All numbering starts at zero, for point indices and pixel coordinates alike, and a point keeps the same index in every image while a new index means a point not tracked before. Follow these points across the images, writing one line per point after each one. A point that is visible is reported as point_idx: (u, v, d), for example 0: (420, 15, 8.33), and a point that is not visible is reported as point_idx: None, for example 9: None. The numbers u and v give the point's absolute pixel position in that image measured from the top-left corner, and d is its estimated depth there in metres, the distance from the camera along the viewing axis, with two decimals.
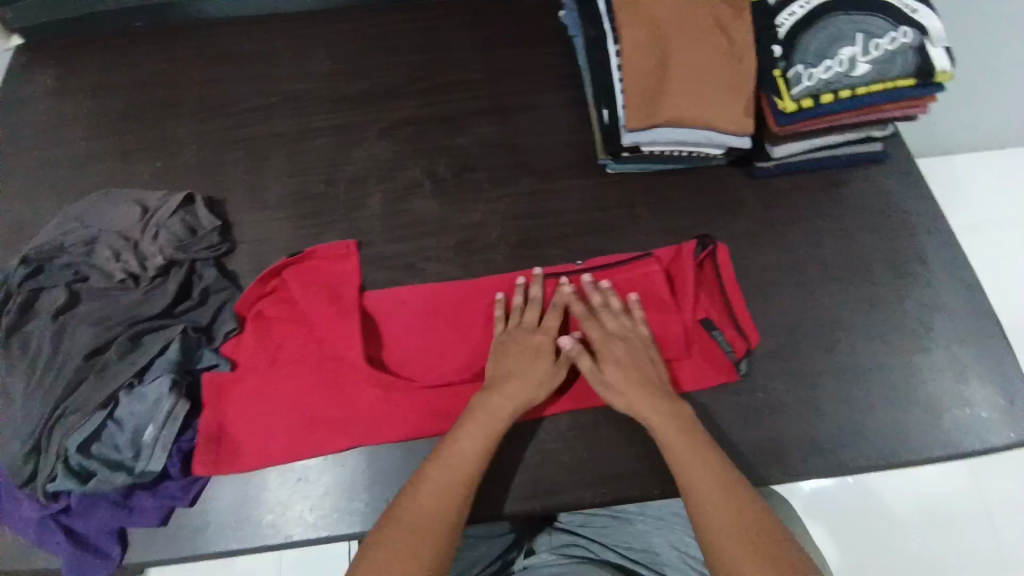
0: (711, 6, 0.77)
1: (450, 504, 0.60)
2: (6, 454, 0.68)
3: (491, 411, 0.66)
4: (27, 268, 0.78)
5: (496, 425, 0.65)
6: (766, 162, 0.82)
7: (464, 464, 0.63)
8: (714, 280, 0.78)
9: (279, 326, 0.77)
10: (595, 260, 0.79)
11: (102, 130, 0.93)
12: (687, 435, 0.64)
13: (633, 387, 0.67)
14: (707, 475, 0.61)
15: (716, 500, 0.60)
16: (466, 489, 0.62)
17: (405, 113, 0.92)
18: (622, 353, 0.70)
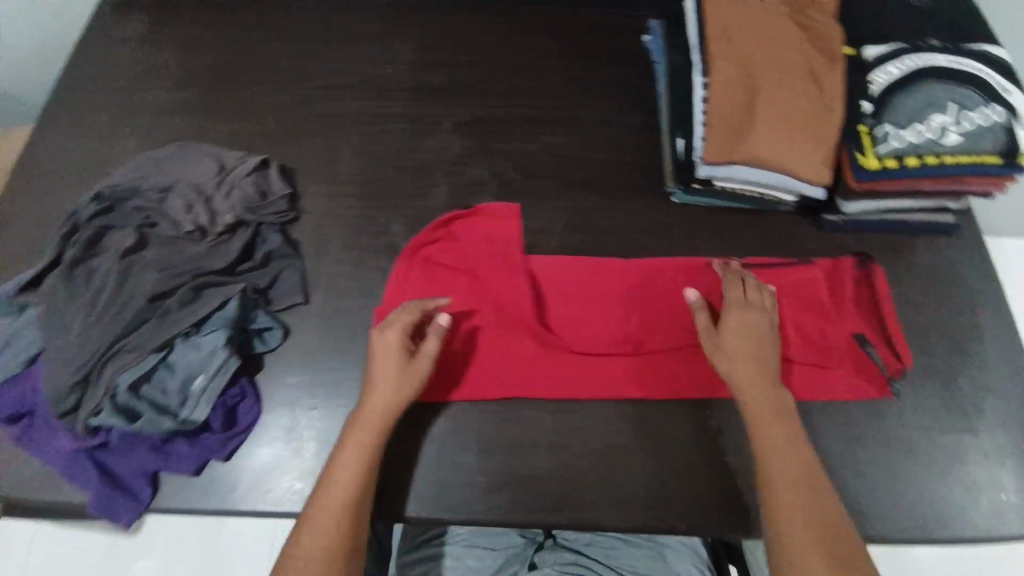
0: (806, 55, 0.79)
1: (347, 519, 0.63)
2: (53, 383, 0.68)
3: (375, 415, 0.68)
4: (99, 205, 0.79)
5: (375, 431, 0.68)
6: (835, 216, 0.83)
7: (344, 482, 0.65)
8: (868, 298, 0.80)
9: (447, 273, 0.81)
10: (756, 257, 0.82)
11: (188, 85, 0.96)
12: (783, 424, 0.67)
13: (744, 369, 0.70)
14: (791, 470, 0.64)
15: (798, 494, 0.62)
16: (358, 502, 0.64)
17: (481, 112, 0.94)
18: (744, 337, 0.72)
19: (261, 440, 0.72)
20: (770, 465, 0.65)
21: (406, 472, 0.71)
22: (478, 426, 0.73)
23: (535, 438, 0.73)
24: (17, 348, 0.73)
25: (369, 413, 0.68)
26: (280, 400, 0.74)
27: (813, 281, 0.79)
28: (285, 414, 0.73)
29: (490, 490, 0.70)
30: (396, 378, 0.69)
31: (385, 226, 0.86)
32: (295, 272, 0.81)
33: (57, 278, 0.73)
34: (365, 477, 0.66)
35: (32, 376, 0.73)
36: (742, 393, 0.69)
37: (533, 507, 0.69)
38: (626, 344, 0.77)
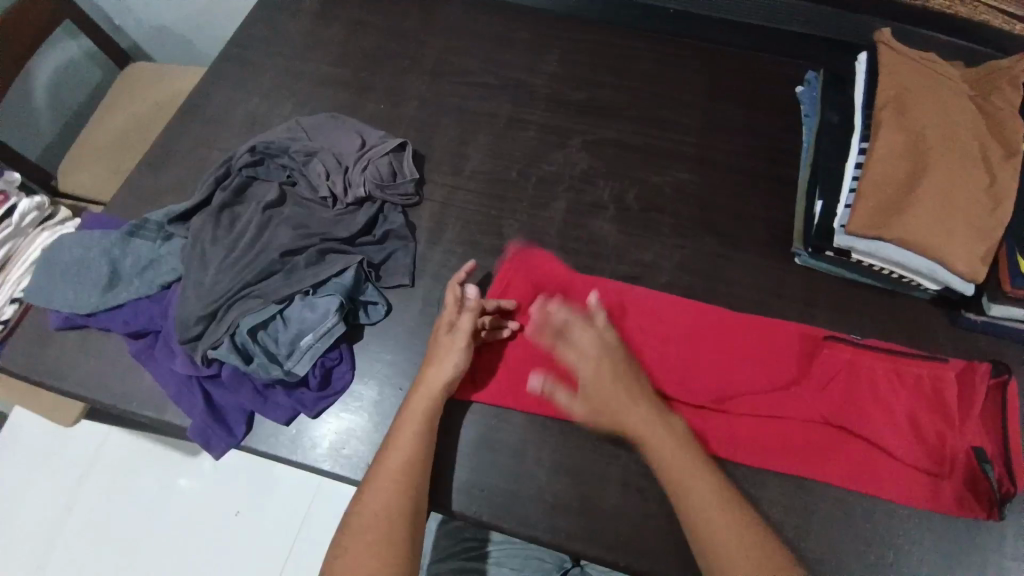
0: (983, 142, 0.74)
1: (403, 491, 0.64)
2: (185, 311, 0.75)
3: (426, 394, 0.70)
4: (252, 156, 0.86)
5: (427, 409, 0.69)
6: (977, 313, 0.76)
7: (397, 456, 0.66)
8: (991, 408, 0.71)
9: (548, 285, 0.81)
10: (876, 341, 0.76)
11: (346, 61, 1.02)
12: (682, 447, 0.66)
13: (625, 401, 0.69)
14: (703, 491, 0.63)
15: (716, 516, 0.61)
16: (413, 476, 0.66)
17: (614, 135, 0.94)
18: (603, 375, 0.70)
19: (348, 406, 0.75)
20: (677, 488, 0.64)
21: (477, 471, 0.72)
22: (555, 444, 0.73)
23: (609, 471, 0.71)
24: (158, 271, 0.81)
25: (424, 391, 0.70)
26: (372, 373, 0.77)
27: (923, 379, 0.73)
28: (374, 386, 0.76)
29: (556, 513, 0.69)
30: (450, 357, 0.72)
31: (499, 226, 0.87)
32: (406, 255, 0.84)
33: (207, 217, 0.81)
34: (420, 454, 0.67)
35: (165, 299, 0.80)
36: (636, 432, 0.67)
37: (595, 540, 0.68)
38: (717, 397, 0.73)
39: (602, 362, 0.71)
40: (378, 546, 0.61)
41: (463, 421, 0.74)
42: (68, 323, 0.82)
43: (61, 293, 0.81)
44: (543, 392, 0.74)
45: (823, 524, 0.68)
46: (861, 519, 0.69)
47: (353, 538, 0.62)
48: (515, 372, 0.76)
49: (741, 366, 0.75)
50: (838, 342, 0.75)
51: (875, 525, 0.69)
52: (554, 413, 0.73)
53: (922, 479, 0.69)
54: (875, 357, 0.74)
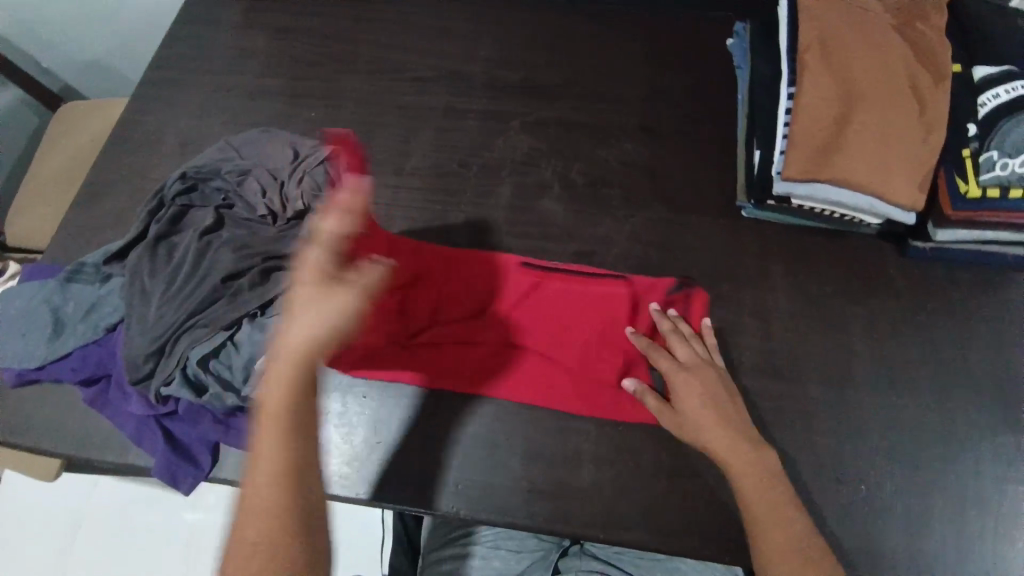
0: (911, 68, 0.73)
1: (288, 467, 0.56)
2: (132, 350, 0.73)
3: (281, 369, 0.58)
4: (183, 184, 0.83)
5: (286, 374, 0.57)
6: (924, 243, 0.77)
7: (275, 439, 0.57)
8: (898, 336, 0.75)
9: (494, 271, 0.80)
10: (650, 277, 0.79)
11: (275, 71, 0.99)
12: (751, 455, 0.65)
13: (710, 405, 0.68)
14: (761, 495, 0.63)
15: (774, 521, 0.61)
16: (290, 450, 0.57)
17: (553, 113, 0.93)
18: (693, 387, 0.69)
19: None
20: (744, 493, 0.63)
21: (450, 470, 0.71)
22: (525, 429, 0.72)
23: (582, 449, 0.71)
24: (102, 313, 0.79)
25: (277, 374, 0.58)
26: (334, 386, 0.76)
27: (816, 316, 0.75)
28: (338, 399, 0.75)
29: (531, 497, 0.69)
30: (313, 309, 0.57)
31: (448, 221, 0.86)
32: None
33: (142, 251, 0.78)
34: (284, 428, 0.57)
35: (112, 340, 0.78)
36: (708, 437, 0.67)
37: (574, 519, 0.68)
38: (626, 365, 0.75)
39: (703, 374, 0.70)
40: (270, 552, 0.52)
41: (432, 420, 0.73)
42: (18, 379, 0.79)
43: (5, 350, 0.78)
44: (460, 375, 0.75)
45: (798, 470, 0.69)
46: (832, 459, 0.70)
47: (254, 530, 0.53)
48: (436, 358, 0.77)
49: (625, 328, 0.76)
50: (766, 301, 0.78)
51: (847, 465, 0.69)
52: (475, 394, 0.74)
53: (882, 413, 0.71)
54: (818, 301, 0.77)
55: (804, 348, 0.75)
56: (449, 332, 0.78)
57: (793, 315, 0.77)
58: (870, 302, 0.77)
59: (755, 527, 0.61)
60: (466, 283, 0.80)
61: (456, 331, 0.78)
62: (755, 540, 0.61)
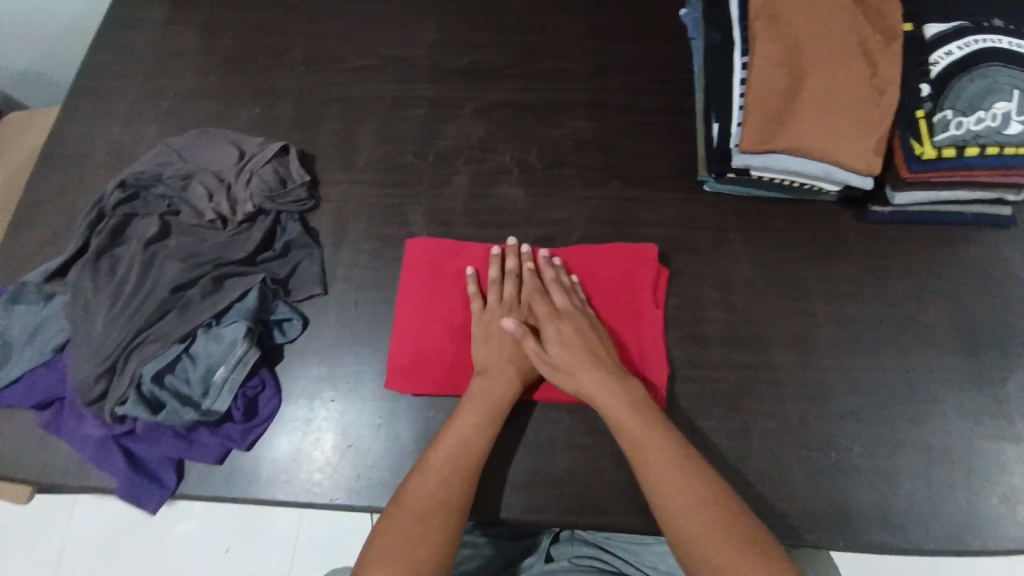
0: (862, 30, 0.72)
1: (458, 475, 0.63)
2: (81, 371, 0.70)
3: (488, 397, 0.68)
4: (123, 193, 0.79)
5: (485, 411, 0.67)
6: (882, 207, 0.77)
7: (467, 445, 0.65)
8: (859, 301, 0.76)
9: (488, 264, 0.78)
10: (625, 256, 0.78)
11: (210, 69, 0.95)
12: (661, 446, 0.62)
13: (595, 384, 0.67)
14: (682, 490, 0.59)
15: (663, 472, 0.60)
16: (470, 465, 0.64)
17: (505, 95, 0.90)
18: (563, 331, 0.71)
19: (281, 431, 0.72)
20: (651, 474, 0.61)
21: None
22: (494, 423, 0.71)
23: (554, 437, 0.71)
24: (46, 336, 0.75)
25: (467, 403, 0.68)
26: (298, 392, 0.74)
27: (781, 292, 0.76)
28: (304, 406, 0.73)
29: (505, 489, 0.69)
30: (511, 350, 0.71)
31: (405, 214, 0.84)
32: (313, 263, 0.80)
33: (83, 267, 0.74)
34: (478, 445, 0.65)
35: (62, 363, 0.75)
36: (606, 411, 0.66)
37: (551, 507, 0.68)
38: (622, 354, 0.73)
39: (573, 319, 0.72)
40: (429, 534, 0.59)
41: (401, 419, 0.72)
42: None
43: None
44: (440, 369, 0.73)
45: (768, 440, 0.70)
46: (800, 427, 0.70)
47: (403, 519, 0.60)
48: (425, 354, 0.74)
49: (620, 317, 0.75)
50: (728, 275, 0.77)
51: (816, 431, 0.70)
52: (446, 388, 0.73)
53: (848, 377, 0.72)
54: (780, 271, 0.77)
55: (768, 319, 0.75)
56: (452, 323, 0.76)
57: (757, 286, 0.77)
58: (832, 268, 0.77)
59: (654, 481, 0.60)
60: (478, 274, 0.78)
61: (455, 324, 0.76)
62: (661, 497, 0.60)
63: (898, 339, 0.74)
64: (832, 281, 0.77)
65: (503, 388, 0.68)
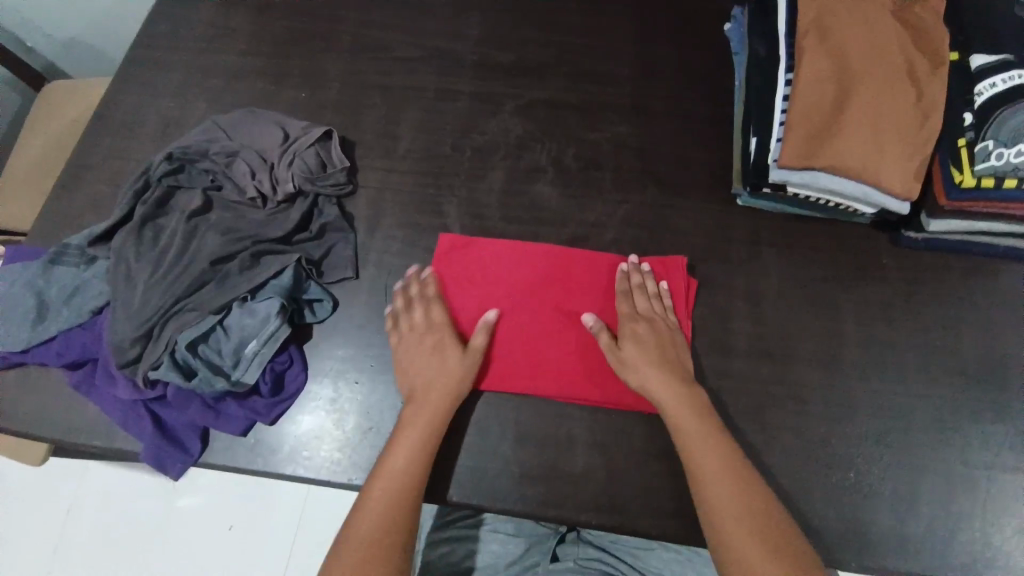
0: (908, 56, 0.73)
1: (397, 507, 0.64)
2: (118, 334, 0.72)
3: (417, 423, 0.68)
4: (169, 164, 0.81)
5: (419, 437, 0.67)
6: (915, 233, 0.77)
7: (404, 476, 0.65)
8: (887, 325, 0.76)
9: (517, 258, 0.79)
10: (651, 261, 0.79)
11: (260, 50, 0.97)
12: (717, 449, 0.65)
13: (658, 383, 0.68)
14: (731, 494, 0.62)
15: (718, 483, 0.62)
16: (411, 494, 0.65)
17: (546, 96, 0.91)
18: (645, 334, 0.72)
19: (306, 408, 0.74)
20: (704, 480, 0.63)
21: (443, 455, 0.71)
22: (516, 416, 0.72)
23: (574, 434, 0.71)
24: (85, 297, 0.77)
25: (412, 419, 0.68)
26: (325, 371, 0.75)
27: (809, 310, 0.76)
28: (329, 385, 0.75)
29: (523, 481, 0.70)
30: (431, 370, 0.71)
31: (440, 205, 0.85)
32: (347, 246, 0.81)
33: (127, 233, 0.77)
34: (416, 473, 0.65)
35: (98, 325, 0.77)
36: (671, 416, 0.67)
37: (567, 503, 0.69)
38: None
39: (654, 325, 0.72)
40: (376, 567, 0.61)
41: None
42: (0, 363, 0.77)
43: None
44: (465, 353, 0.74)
45: (788, 455, 0.70)
46: (821, 445, 0.70)
47: (350, 553, 0.62)
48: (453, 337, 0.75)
49: None
50: (757, 289, 0.78)
51: (837, 450, 0.70)
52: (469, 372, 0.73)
53: (871, 399, 0.72)
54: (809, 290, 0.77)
55: (795, 335, 0.75)
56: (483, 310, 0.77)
57: (786, 302, 0.77)
58: (862, 289, 0.78)
59: (705, 488, 0.63)
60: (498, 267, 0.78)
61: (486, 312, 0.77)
62: (707, 504, 0.62)
63: (924, 364, 0.74)
64: (861, 302, 0.77)
65: (430, 416, 0.68)
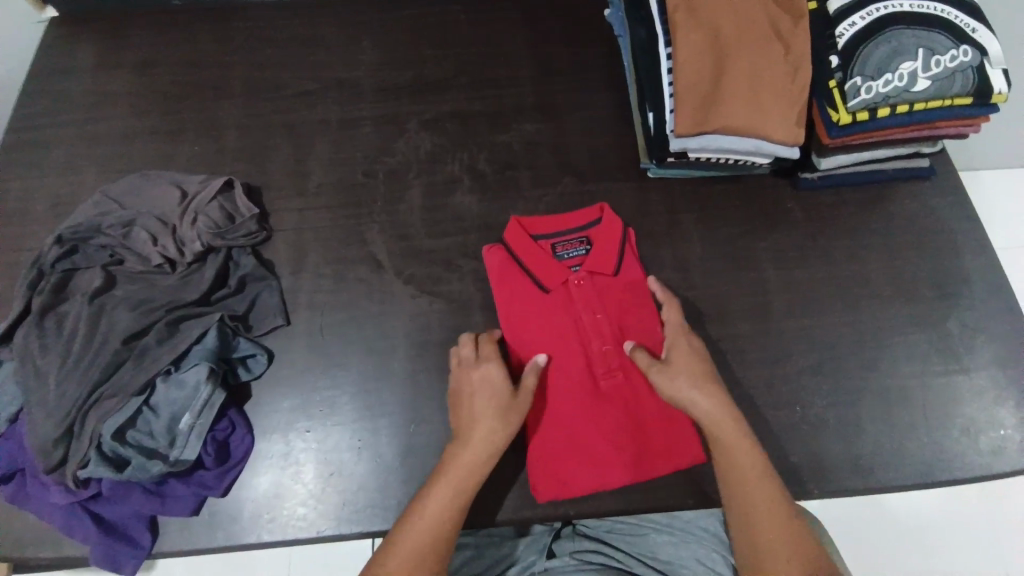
0: (771, 12, 0.76)
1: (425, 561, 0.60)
2: (38, 437, 0.67)
3: (460, 468, 0.64)
4: (61, 248, 0.76)
5: (452, 494, 0.63)
6: (812, 173, 0.82)
7: (434, 530, 0.61)
8: (804, 263, 0.80)
9: (608, 299, 0.76)
10: (616, 288, 0.77)
11: (147, 110, 0.93)
12: (758, 469, 0.64)
13: (719, 435, 0.65)
14: (766, 501, 0.62)
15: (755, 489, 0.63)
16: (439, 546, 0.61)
17: (449, 107, 0.92)
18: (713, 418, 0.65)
19: (259, 469, 0.70)
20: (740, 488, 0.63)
21: (410, 484, 0.70)
22: None
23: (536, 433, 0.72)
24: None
25: (459, 460, 0.64)
26: (271, 427, 0.72)
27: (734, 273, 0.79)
28: (279, 440, 0.72)
29: (497, 491, 0.71)
30: (488, 390, 0.67)
31: (362, 234, 0.83)
32: (272, 293, 0.78)
33: (28, 329, 0.71)
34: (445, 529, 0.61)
35: (17, 432, 0.70)
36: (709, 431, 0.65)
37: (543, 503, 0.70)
38: (566, 362, 0.73)
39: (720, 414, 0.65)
40: None
41: (380, 438, 0.71)
42: None
43: None
44: (549, 261, 0.77)
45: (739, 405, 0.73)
46: (768, 390, 0.73)
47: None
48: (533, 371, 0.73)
49: (578, 333, 0.74)
50: (681, 256, 0.80)
51: (784, 391, 0.73)
52: (534, 276, 0.76)
53: (807, 337, 0.76)
54: (730, 247, 0.81)
55: (727, 292, 0.78)
56: (588, 285, 0.76)
57: (710, 261, 0.80)
58: (776, 235, 0.82)
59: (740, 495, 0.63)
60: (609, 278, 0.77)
61: (592, 297, 0.75)
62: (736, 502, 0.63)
63: (844, 295, 0.79)
64: (778, 248, 0.81)
65: (474, 467, 0.64)
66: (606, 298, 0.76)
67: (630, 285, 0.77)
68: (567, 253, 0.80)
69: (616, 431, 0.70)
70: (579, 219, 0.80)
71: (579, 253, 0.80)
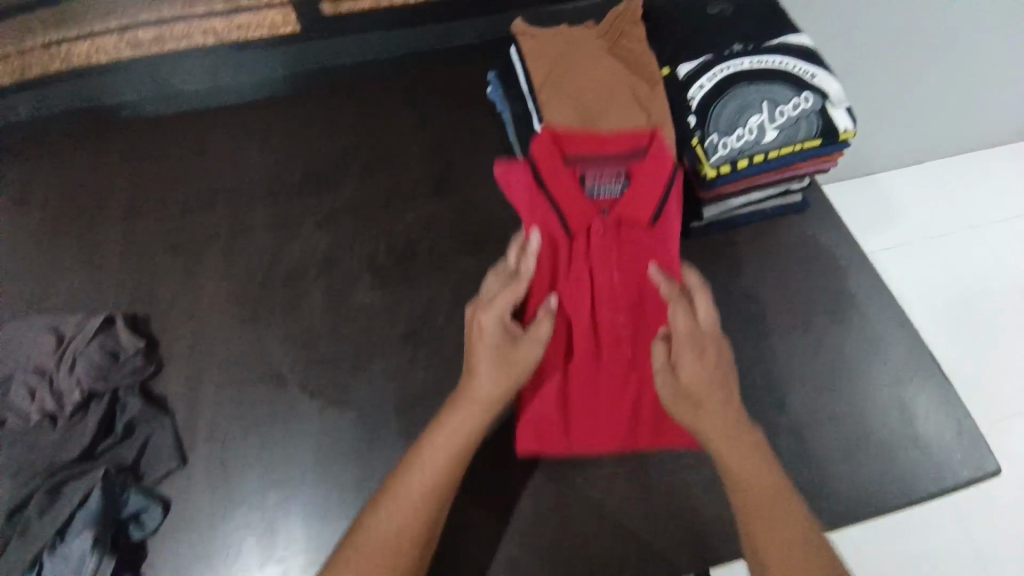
0: (628, 82, 0.80)
1: (420, 514, 0.60)
2: None
3: (467, 413, 0.63)
4: None
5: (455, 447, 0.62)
6: (698, 222, 0.85)
7: (431, 483, 0.61)
8: None
9: (630, 263, 0.72)
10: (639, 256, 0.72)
11: (18, 248, 0.87)
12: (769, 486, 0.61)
13: (732, 449, 0.62)
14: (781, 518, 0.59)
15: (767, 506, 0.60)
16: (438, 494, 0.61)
17: (342, 202, 0.90)
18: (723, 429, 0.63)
19: None
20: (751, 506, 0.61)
21: None
22: None
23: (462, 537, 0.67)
24: None
25: (465, 403, 0.64)
26: None
27: None
28: None
29: None
30: (501, 333, 0.65)
31: (260, 348, 0.79)
32: (164, 433, 0.72)
33: None
34: (441, 489, 0.61)
35: None
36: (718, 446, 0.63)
37: None
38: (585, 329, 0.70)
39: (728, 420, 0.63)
40: None
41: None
42: None
43: None
44: (576, 190, 0.72)
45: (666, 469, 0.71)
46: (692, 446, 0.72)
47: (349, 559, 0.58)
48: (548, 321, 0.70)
49: (596, 294, 0.71)
50: None
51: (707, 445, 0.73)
52: (555, 204, 0.72)
53: None
54: None
55: None
56: (610, 235, 0.72)
57: None
58: None
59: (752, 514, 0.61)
60: (637, 242, 0.73)
61: (611, 242, 0.71)
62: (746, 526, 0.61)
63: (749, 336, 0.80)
64: None
65: (478, 419, 0.63)
66: (627, 252, 0.72)
67: (656, 242, 0.73)
68: (598, 188, 0.75)
69: (621, 398, 0.69)
70: (612, 143, 0.76)
71: (612, 189, 0.75)
